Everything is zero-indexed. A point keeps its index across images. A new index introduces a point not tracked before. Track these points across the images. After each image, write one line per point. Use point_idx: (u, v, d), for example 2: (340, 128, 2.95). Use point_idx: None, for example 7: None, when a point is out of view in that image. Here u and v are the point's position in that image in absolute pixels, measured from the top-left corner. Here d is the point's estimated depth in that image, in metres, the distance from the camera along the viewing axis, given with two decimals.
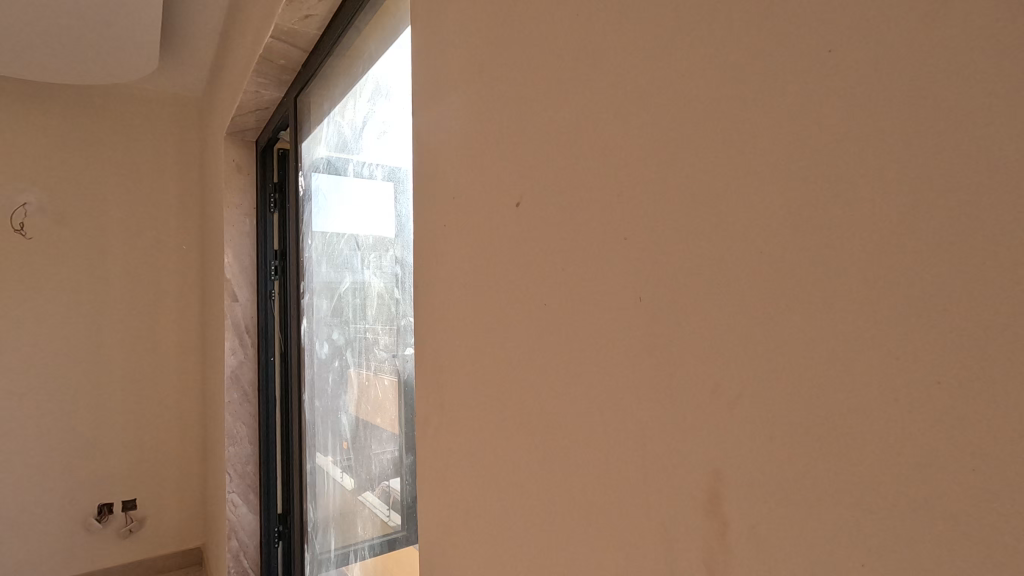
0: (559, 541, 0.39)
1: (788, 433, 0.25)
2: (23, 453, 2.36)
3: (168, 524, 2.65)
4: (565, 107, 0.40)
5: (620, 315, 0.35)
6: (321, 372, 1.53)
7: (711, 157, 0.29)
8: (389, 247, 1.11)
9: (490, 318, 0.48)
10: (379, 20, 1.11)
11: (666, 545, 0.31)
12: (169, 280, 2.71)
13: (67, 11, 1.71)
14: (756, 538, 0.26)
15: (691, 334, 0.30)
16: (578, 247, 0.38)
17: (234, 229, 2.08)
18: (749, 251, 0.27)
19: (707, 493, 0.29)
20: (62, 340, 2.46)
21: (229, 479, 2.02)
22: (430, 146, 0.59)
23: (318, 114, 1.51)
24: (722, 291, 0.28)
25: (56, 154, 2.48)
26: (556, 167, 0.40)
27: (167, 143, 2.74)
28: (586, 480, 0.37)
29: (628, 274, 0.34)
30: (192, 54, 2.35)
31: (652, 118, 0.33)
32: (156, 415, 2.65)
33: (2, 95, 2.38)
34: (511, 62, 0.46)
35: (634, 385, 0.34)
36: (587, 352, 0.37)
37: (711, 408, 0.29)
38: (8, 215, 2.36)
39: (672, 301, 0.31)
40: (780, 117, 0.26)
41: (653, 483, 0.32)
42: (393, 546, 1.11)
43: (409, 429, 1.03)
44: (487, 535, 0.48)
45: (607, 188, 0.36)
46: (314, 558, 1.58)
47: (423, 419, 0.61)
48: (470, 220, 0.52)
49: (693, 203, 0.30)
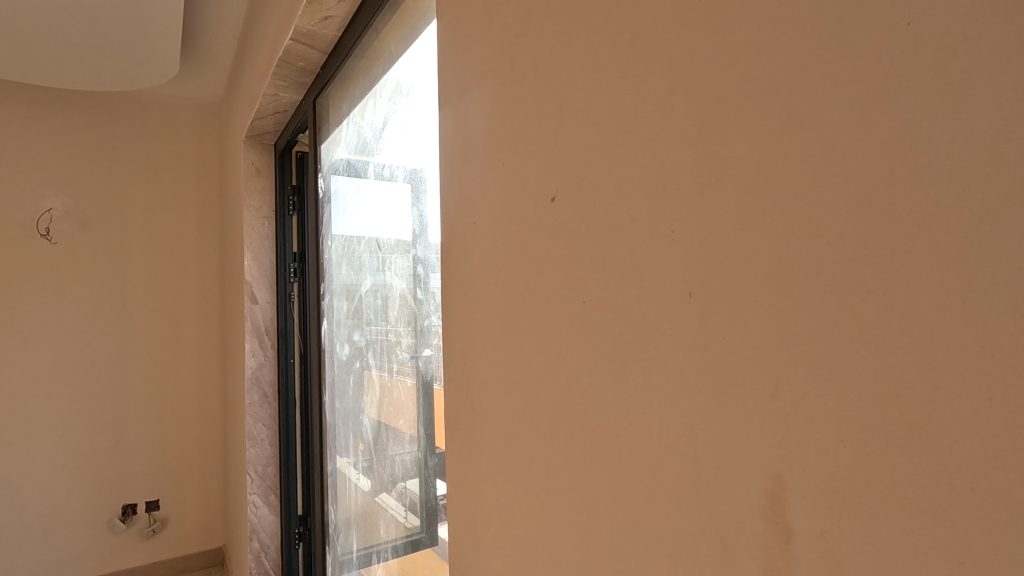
0: (602, 546, 0.38)
1: (863, 437, 0.23)
2: (49, 454, 2.40)
3: (190, 525, 2.68)
4: (604, 97, 0.38)
5: (666, 314, 0.33)
6: (341, 373, 1.53)
7: (769, 143, 0.27)
8: (410, 247, 1.11)
9: (524, 317, 0.47)
10: (399, 19, 1.10)
11: (722, 554, 0.29)
12: (189, 283, 2.74)
13: (91, 18, 1.73)
14: (826, 548, 0.25)
15: (747, 331, 0.28)
16: (619, 242, 0.37)
17: (253, 231, 2.10)
18: (816, 242, 0.25)
19: (768, 499, 0.27)
20: (87, 342, 2.51)
21: (251, 480, 2.03)
22: (458, 143, 0.59)
23: (338, 115, 1.51)
24: (785, 285, 0.27)
25: (81, 160, 2.53)
26: (594, 159, 0.39)
27: (187, 147, 2.78)
28: (632, 483, 0.35)
29: (676, 269, 0.33)
30: (212, 59, 2.37)
31: (703, 104, 0.31)
32: (178, 416, 2.68)
33: (28, 103, 2.43)
34: (545, 54, 0.44)
35: (685, 385, 0.32)
36: (632, 349, 0.36)
37: (771, 411, 0.27)
38: (35, 221, 2.41)
39: (726, 296, 0.29)
40: (848, 99, 0.24)
41: (707, 489, 0.30)
42: (415, 548, 1.10)
43: (430, 430, 1.02)
44: (523, 539, 0.47)
45: (652, 178, 0.34)
46: (336, 559, 1.57)
47: (453, 420, 0.60)
48: (502, 217, 0.50)
49: (750, 191, 0.28)
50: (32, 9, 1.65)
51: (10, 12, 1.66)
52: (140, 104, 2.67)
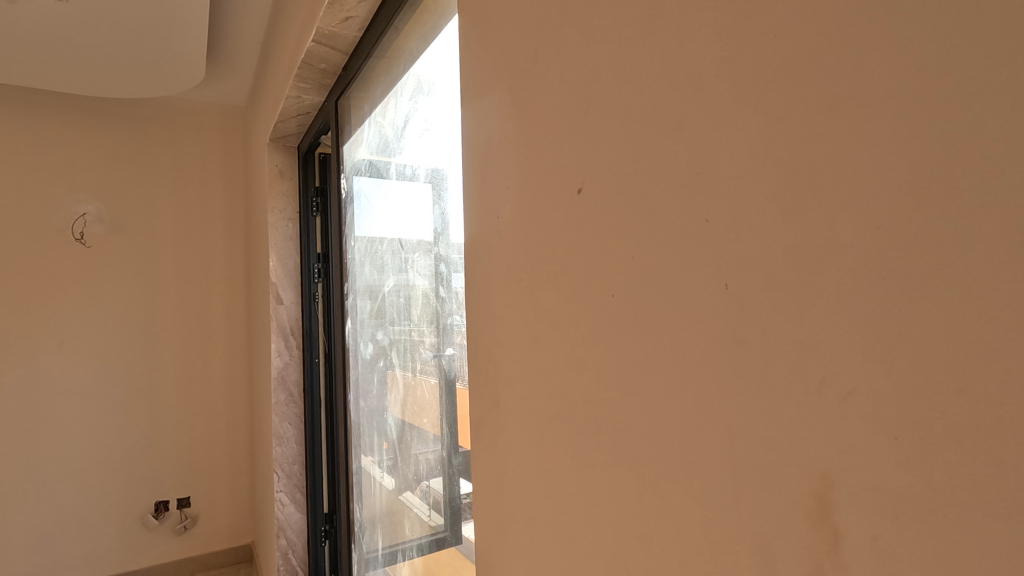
0: (635, 547, 0.37)
1: (919, 435, 0.22)
2: (84, 452, 2.47)
3: (220, 521, 2.73)
4: (630, 86, 0.37)
5: (702, 310, 0.32)
6: (365, 373, 1.53)
7: (811, 124, 0.26)
8: (431, 246, 1.11)
9: (549, 313, 0.46)
10: (419, 18, 1.10)
11: (764, 556, 0.28)
12: (216, 284, 2.79)
13: (119, 25, 1.77)
14: (879, 552, 0.23)
15: (787, 324, 0.27)
16: (651, 233, 0.36)
17: (278, 233, 2.13)
18: (866, 227, 0.24)
19: (815, 501, 0.25)
20: (121, 343, 2.57)
21: (277, 478, 2.06)
22: (480, 139, 0.58)
23: (359, 116, 1.52)
24: (829, 274, 0.25)
25: (113, 165, 2.60)
26: (621, 150, 0.38)
27: (213, 151, 2.83)
28: (666, 482, 0.34)
29: (711, 260, 0.31)
30: (236, 64, 2.41)
31: (740, 85, 0.30)
32: (207, 415, 2.74)
33: (62, 111, 2.50)
34: (569, 45, 0.44)
35: (721, 380, 0.31)
36: (666, 345, 0.34)
37: (818, 407, 0.25)
38: (70, 225, 2.49)
39: (766, 289, 0.28)
40: (900, 76, 0.22)
41: (747, 489, 0.29)
42: (441, 546, 1.09)
43: (453, 429, 1.02)
44: (551, 539, 0.46)
45: (683, 167, 0.33)
46: (361, 557, 1.58)
47: (477, 418, 0.59)
48: (528, 212, 0.49)
49: (792, 176, 0.27)
50: (63, 17, 1.69)
51: (43, 20, 1.71)
52: (168, 109, 2.73)
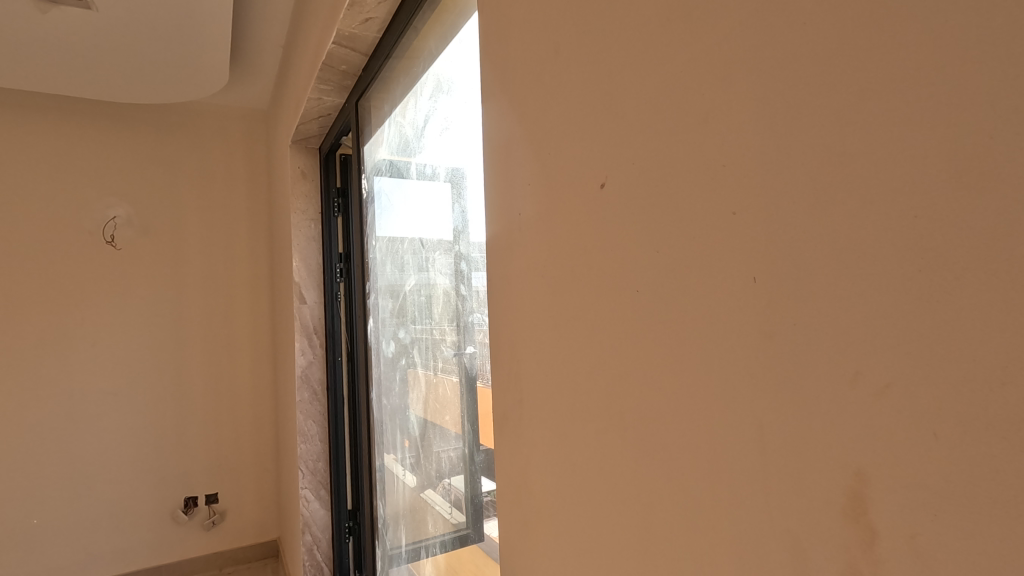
0: (662, 544, 0.37)
1: (959, 430, 0.21)
2: (117, 448, 2.54)
3: (247, 518, 2.78)
4: (653, 79, 0.37)
5: (729, 304, 0.31)
6: (387, 371, 1.54)
7: (842, 111, 0.25)
8: (452, 245, 1.11)
9: (572, 308, 0.46)
10: (438, 18, 1.11)
11: (798, 555, 0.27)
12: (241, 285, 2.84)
13: (146, 32, 1.82)
14: (916, 549, 0.23)
15: (818, 316, 0.26)
16: (677, 227, 0.35)
17: (301, 234, 2.16)
18: (901, 216, 0.23)
19: (850, 496, 0.25)
20: (150, 343, 2.64)
21: (302, 475, 2.09)
22: (501, 135, 0.58)
23: (379, 117, 1.53)
24: (865, 267, 0.24)
25: (141, 169, 2.66)
26: (644, 143, 0.38)
27: (237, 154, 2.88)
28: (694, 478, 0.34)
29: (739, 253, 0.31)
30: (258, 67, 2.45)
31: (767, 75, 0.29)
32: (233, 413, 2.79)
33: (92, 118, 2.58)
34: (591, 39, 0.43)
35: (750, 375, 0.30)
36: (694, 340, 0.34)
37: (852, 402, 0.25)
38: (101, 228, 2.56)
39: (797, 281, 0.27)
40: (932, 62, 0.22)
41: (779, 485, 0.28)
42: (465, 542, 1.09)
43: (475, 426, 1.02)
44: (576, 534, 0.46)
45: (710, 160, 0.33)
46: (385, 553, 1.60)
47: (501, 416, 0.59)
48: (551, 207, 0.49)
49: (821, 166, 0.26)
50: (92, 25, 1.74)
51: (76, 30, 1.77)
52: (193, 114, 2.79)
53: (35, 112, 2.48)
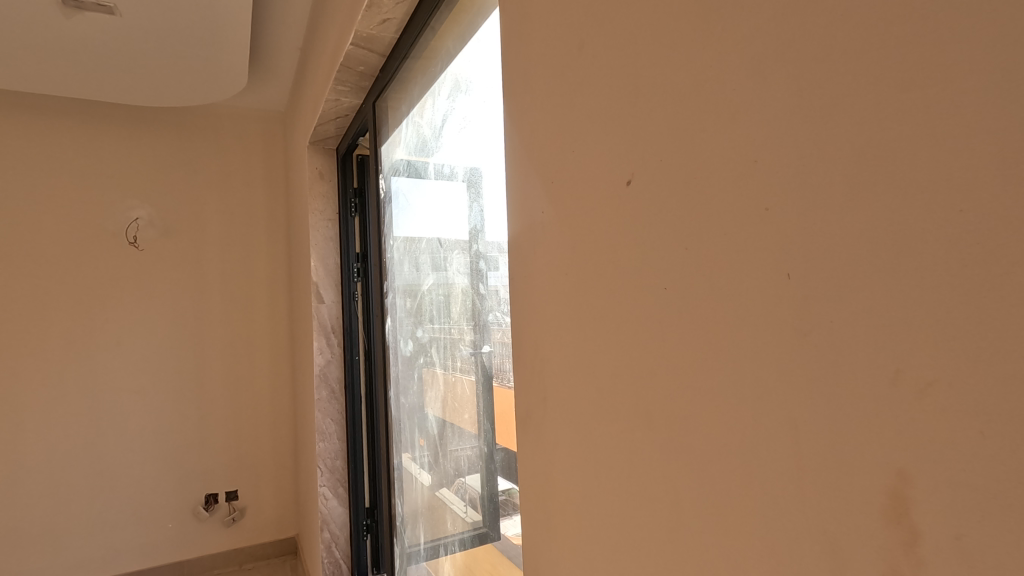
0: (690, 544, 0.36)
1: (1008, 429, 0.21)
2: (139, 446, 2.59)
3: (266, 515, 2.82)
4: (680, 76, 0.37)
5: (763, 301, 0.31)
6: (405, 370, 1.55)
7: (882, 103, 0.25)
8: (470, 244, 1.11)
9: (598, 306, 0.46)
10: (456, 18, 1.11)
11: (833, 555, 0.27)
12: (259, 284, 2.88)
13: (166, 35, 1.85)
14: (961, 551, 0.22)
15: (855, 313, 0.26)
16: (706, 223, 0.35)
17: (319, 234, 2.18)
18: (944, 209, 0.23)
19: (891, 495, 0.24)
20: (172, 342, 2.68)
21: (320, 472, 2.10)
22: (523, 133, 0.58)
23: (396, 117, 1.54)
24: (908, 264, 0.24)
25: (161, 171, 2.71)
26: (672, 140, 0.38)
27: (255, 155, 2.92)
28: (726, 479, 0.33)
29: (773, 249, 0.30)
30: (276, 69, 2.48)
31: (801, 68, 0.29)
32: (252, 411, 2.83)
33: (115, 121, 2.63)
34: (617, 35, 0.43)
35: (784, 373, 0.30)
36: (724, 337, 0.33)
37: (894, 400, 0.24)
38: (124, 230, 2.61)
39: (835, 276, 0.27)
40: (982, 50, 0.21)
41: (815, 485, 0.28)
42: (483, 541, 1.09)
43: (492, 425, 1.02)
44: (602, 534, 0.46)
45: (741, 154, 0.32)
46: (403, 551, 1.60)
47: (523, 415, 0.59)
48: (575, 205, 0.49)
49: (860, 160, 0.26)
50: (114, 29, 1.77)
51: (99, 35, 1.80)
52: (213, 116, 2.83)
53: (60, 116, 2.53)
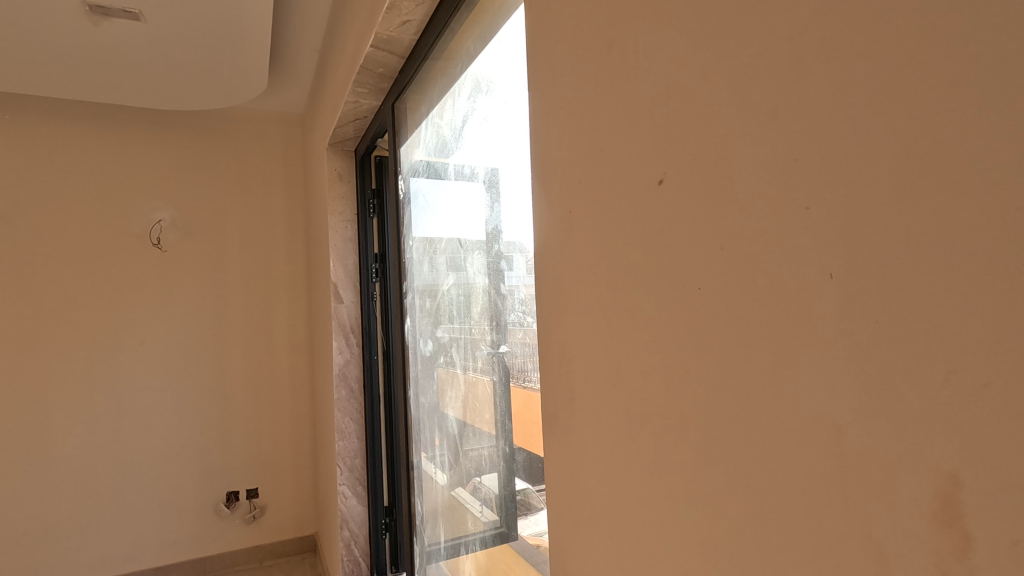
0: (725, 543, 0.36)
1: None
2: (163, 443, 2.64)
3: (286, 513, 2.86)
4: (715, 77, 0.37)
5: (805, 303, 0.30)
6: (424, 369, 1.56)
7: (931, 98, 0.24)
8: (490, 244, 1.11)
9: (629, 307, 0.46)
10: (476, 18, 1.12)
11: (878, 557, 0.27)
12: (279, 284, 2.91)
13: (188, 40, 1.88)
14: (1018, 557, 0.22)
15: (901, 313, 0.26)
16: (743, 223, 0.35)
17: (338, 235, 2.20)
18: (1002, 207, 0.22)
19: (942, 499, 0.24)
20: (194, 341, 2.73)
21: (340, 471, 2.12)
22: (550, 134, 0.58)
23: (416, 118, 1.55)
24: (961, 262, 0.23)
25: (183, 173, 2.75)
26: (706, 138, 0.37)
27: (275, 157, 2.95)
28: (765, 483, 0.33)
29: (816, 248, 0.30)
30: (295, 72, 2.50)
31: (846, 64, 0.28)
32: (272, 410, 2.86)
33: (139, 125, 2.68)
34: (649, 34, 0.43)
35: (827, 375, 0.29)
36: (764, 337, 0.33)
37: (945, 402, 0.24)
38: (148, 232, 2.66)
39: (880, 277, 0.27)
40: None
41: (859, 488, 0.28)
42: (503, 541, 1.09)
43: (512, 425, 1.02)
44: (633, 535, 0.46)
45: (780, 151, 0.32)
46: (423, 550, 1.61)
47: (550, 415, 0.59)
48: (604, 205, 0.49)
49: (907, 158, 0.25)
50: (137, 34, 1.80)
51: (122, 40, 1.84)
52: (234, 119, 2.87)
53: (87, 121, 2.59)
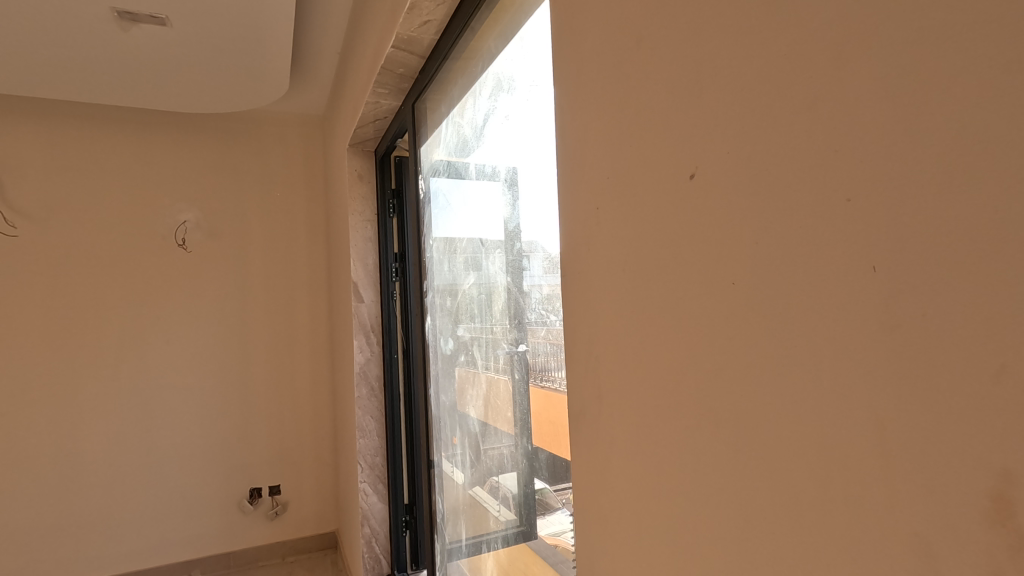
0: (761, 540, 0.36)
1: None
2: (188, 440, 2.69)
3: (307, 510, 2.89)
4: (749, 67, 0.36)
5: (847, 297, 0.30)
6: (445, 368, 1.57)
7: (981, 82, 0.24)
8: (510, 243, 1.11)
9: (660, 302, 0.45)
10: (497, 17, 1.12)
11: (925, 557, 0.26)
12: (299, 285, 2.95)
13: (212, 44, 1.91)
14: None
15: (951, 305, 0.25)
16: (779, 215, 0.34)
17: (358, 234, 2.22)
18: None
19: (996, 496, 0.23)
20: (217, 340, 2.78)
21: (361, 469, 2.14)
22: (577, 130, 0.58)
23: (436, 117, 1.56)
24: (1014, 251, 0.23)
25: (207, 175, 2.81)
26: (741, 129, 0.37)
27: (295, 159, 2.99)
28: (804, 480, 0.32)
29: (858, 239, 0.29)
30: (315, 74, 2.53)
31: (890, 49, 0.27)
32: (294, 408, 2.90)
33: (164, 128, 2.74)
34: (679, 28, 0.42)
35: (871, 369, 0.28)
36: (800, 333, 0.33)
37: (1000, 396, 0.23)
38: (173, 232, 2.72)
39: (929, 267, 0.26)
40: None
41: (906, 485, 0.27)
42: (524, 540, 1.09)
43: (532, 422, 1.02)
44: (663, 532, 0.45)
45: (819, 142, 0.31)
46: (443, 548, 1.62)
47: (577, 412, 0.59)
48: (633, 199, 0.48)
49: (956, 145, 0.25)
50: (163, 39, 1.84)
51: (149, 45, 1.87)
52: (256, 121, 2.91)
53: (115, 125, 2.65)
